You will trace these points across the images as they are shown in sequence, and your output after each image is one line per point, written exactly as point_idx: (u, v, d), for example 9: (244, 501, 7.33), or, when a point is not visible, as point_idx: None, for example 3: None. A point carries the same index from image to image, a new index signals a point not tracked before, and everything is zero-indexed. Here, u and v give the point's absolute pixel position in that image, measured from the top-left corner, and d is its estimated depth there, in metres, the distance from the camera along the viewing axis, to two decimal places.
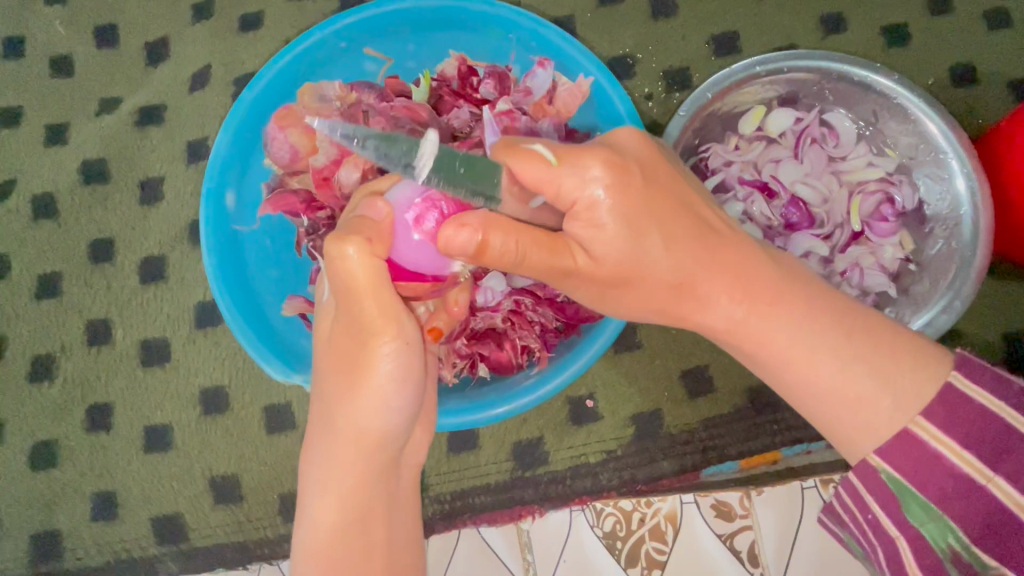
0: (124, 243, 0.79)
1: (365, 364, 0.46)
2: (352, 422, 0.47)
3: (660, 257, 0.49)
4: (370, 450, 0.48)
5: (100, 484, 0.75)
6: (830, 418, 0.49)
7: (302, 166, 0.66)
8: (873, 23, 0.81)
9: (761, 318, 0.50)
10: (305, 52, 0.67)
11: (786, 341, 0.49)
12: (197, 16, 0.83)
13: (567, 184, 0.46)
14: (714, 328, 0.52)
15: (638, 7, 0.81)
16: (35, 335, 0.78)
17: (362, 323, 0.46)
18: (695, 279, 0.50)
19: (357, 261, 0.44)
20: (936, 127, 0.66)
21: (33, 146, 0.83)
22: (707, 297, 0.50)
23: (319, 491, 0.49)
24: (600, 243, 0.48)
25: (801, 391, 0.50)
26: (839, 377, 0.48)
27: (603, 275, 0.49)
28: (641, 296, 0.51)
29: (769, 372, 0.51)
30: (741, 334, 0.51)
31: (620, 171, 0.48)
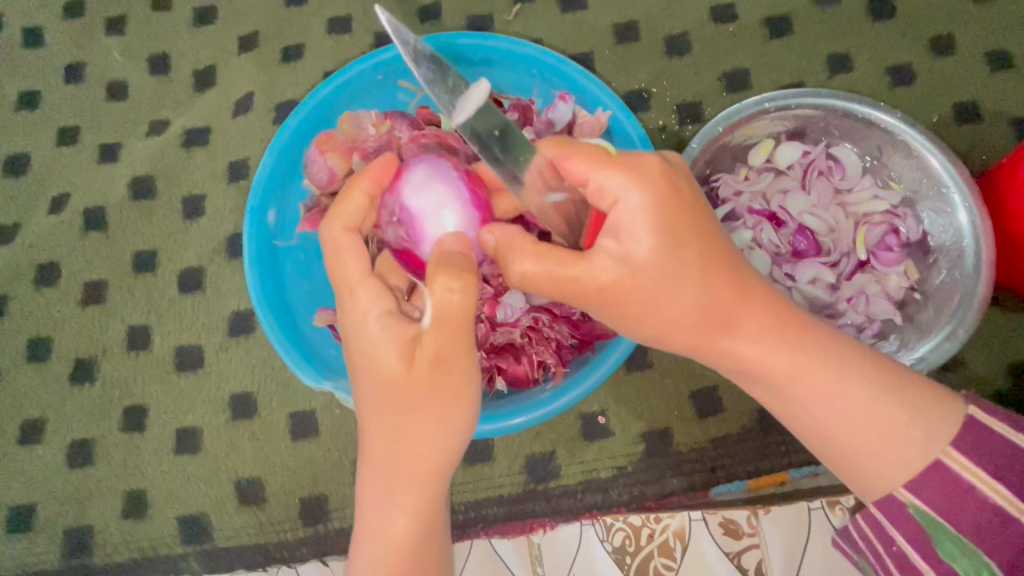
0: (166, 254, 0.85)
1: (455, 388, 0.49)
2: (435, 442, 0.49)
3: (694, 278, 0.51)
4: (447, 468, 0.50)
5: (132, 483, 0.79)
6: (858, 457, 0.52)
7: (337, 187, 0.71)
8: (878, 63, 0.85)
9: (789, 357, 0.53)
10: (344, 83, 0.72)
11: (818, 378, 0.52)
12: (243, 47, 0.90)
13: (610, 183, 0.51)
14: (741, 360, 0.54)
15: (653, 45, 0.86)
16: (79, 339, 0.83)
17: (446, 352, 0.49)
18: (727, 313, 0.52)
19: (459, 299, 0.50)
20: (939, 162, 0.68)
21: (87, 163, 0.89)
22: (738, 326, 0.53)
23: (391, 510, 0.49)
24: (635, 255, 0.50)
25: (825, 427, 0.53)
26: (868, 412, 0.52)
27: (637, 291, 0.51)
28: (680, 319, 0.53)
29: (795, 411, 0.54)
30: (767, 369, 0.53)
31: (656, 191, 0.51)
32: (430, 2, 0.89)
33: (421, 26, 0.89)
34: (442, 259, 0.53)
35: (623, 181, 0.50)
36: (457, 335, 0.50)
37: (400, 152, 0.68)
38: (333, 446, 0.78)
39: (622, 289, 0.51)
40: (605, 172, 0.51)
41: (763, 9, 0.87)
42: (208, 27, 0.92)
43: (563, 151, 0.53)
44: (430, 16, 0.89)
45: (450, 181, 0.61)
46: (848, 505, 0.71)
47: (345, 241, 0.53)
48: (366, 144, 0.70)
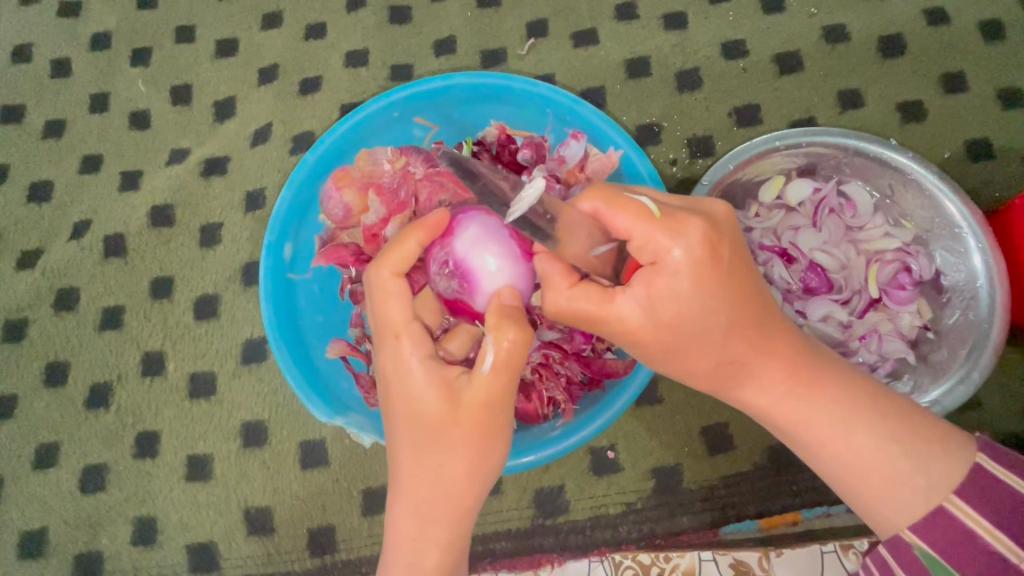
0: (183, 281, 0.86)
1: (494, 432, 0.52)
2: (471, 479, 0.52)
3: (718, 331, 0.51)
4: (477, 504, 0.53)
5: (143, 510, 0.79)
6: (867, 498, 0.53)
7: (353, 222, 0.73)
8: (889, 99, 0.85)
9: (799, 402, 0.54)
10: (360, 122, 0.75)
11: (828, 421, 0.53)
12: (263, 79, 0.93)
13: (657, 243, 0.49)
14: (750, 404, 0.56)
15: (663, 80, 0.87)
16: (96, 364, 0.84)
17: (491, 402, 0.51)
18: (745, 363, 0.53)
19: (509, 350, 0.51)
20: (955, 207, 0.68)
21: (109, 190, 0.91)
22: (752, 375, 0.54)
23: (421, 544, 0.52)
24: (657, 305, 0.50)
25: (836, 467, 0.54)
26: (874, 459, 0.52)
27: (653, 339, 0.52)
28: (698, 364, 0.54)
29: (805, 449, 0.55)
30: (779, 413, 0.55)
31: (695, 251, 0.49)
32: (445, 37, 0.91)
33: (436, 59, 0.91)
34: (500, 310, 0.56)
35: (662, 239, 0.49)
36: (493, 383, 0.51)
37: (416, 191, 0.71)
38: (342, 476, 0.78)
39: (644, 336, 0.52)
40: (654, 230, 0.50)
41: (773, 46, 0.88)
42: (229, 59, 0.94)
43: (613, 206, 0.51)
44: (445, 51, 0.91)
45: (494, 236, 0.62)
46: (861, 549, 0.68)
47: (394, 286, 0.55)
48: (382, 181, 0.72)
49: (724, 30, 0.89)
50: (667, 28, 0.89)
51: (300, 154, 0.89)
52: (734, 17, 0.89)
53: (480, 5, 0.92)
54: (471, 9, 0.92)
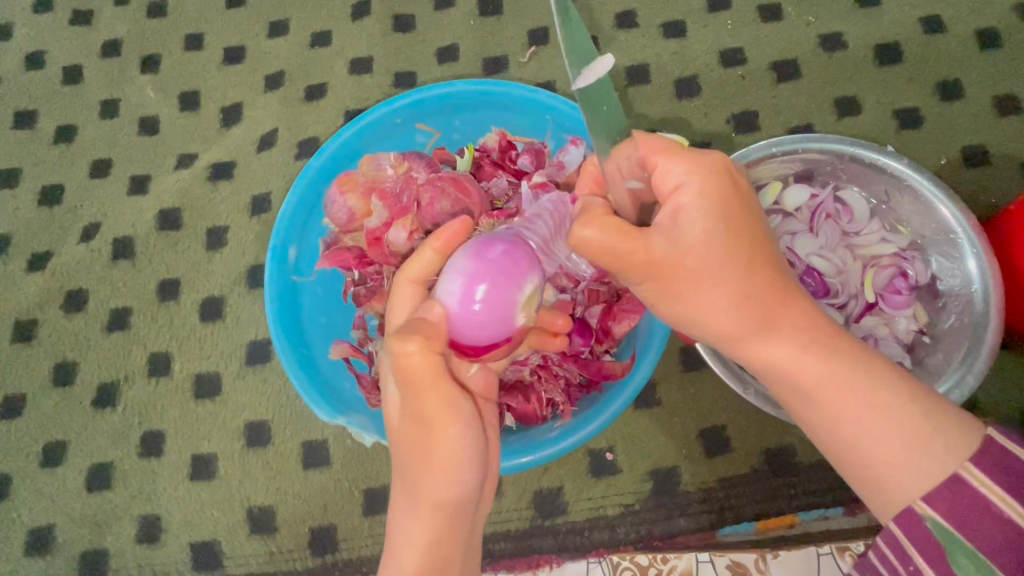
0: (190, 283, 0.88)
1: (443, 436, 0.51)
2: (439, 481, 0.51)
3: (741, 261, 0.51)
4: (452, 507, 0.51)
5: (148, 508, 0.81)
6: (881, 466, 0.50)
7: (357, 226, 0.75)
8: (886, 106, 0.86)
9: (816, 357, 0.51)
10: (364, 128, 0.77)
11: (847, 375, 0.51)
12: (270, 86, 0.95)
13: (674, 170, 0.52)
14: (769, 362, 0.52)
15: (663, 87, 0.89)
16: (103, 364, 0.86)
17: (428, 409, 0.51)
18: (767, 303, 0.51)
19: (417, 356, 0.51)
20: (948, 211, 0.69)
21: (118, 194, 0.93)
22: (776, 325, 0.52)
23: (401, 539, 0.52)
24: (682, 237, 0.50)
25: (851, 439, 0.51)
26: (890, 423, 0.50)
27: (671, 267, 0.51)
28: (715, 304, 0.51)
29: (819, 420, 0.53)
30: (797, 368, 0.52)
31: (716, 185, 0.52)
32: (448, 44, 0.93)
33: (439, 67, 0.93)
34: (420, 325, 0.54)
35: (682, 169, 0.52)
36: (427, 391, 0.51)
37: (418, 196, 0.71)
38: (344, 476, 0.79)
39: (668, 269, 0.51)
40: (672, 161, 0.53)
41: (771, 54, 0.89)
42: (237, 66, 0.96)
43: (649, 140, 0.53)
44: (448, 58, 0.93)
45: (480, 258, 0.58)
46: (857, 551, 0.69)
47: (408, 290, 0.59)
48: (384, 185, 0.73)
49: (722, 38, 0.90)
50: (666, 37, 0.91)
51: (305, 159, 0.91)
52: (732, 25, 0.90)
53: (483, 14, 0.94)
54: (474, 17, 0.94)
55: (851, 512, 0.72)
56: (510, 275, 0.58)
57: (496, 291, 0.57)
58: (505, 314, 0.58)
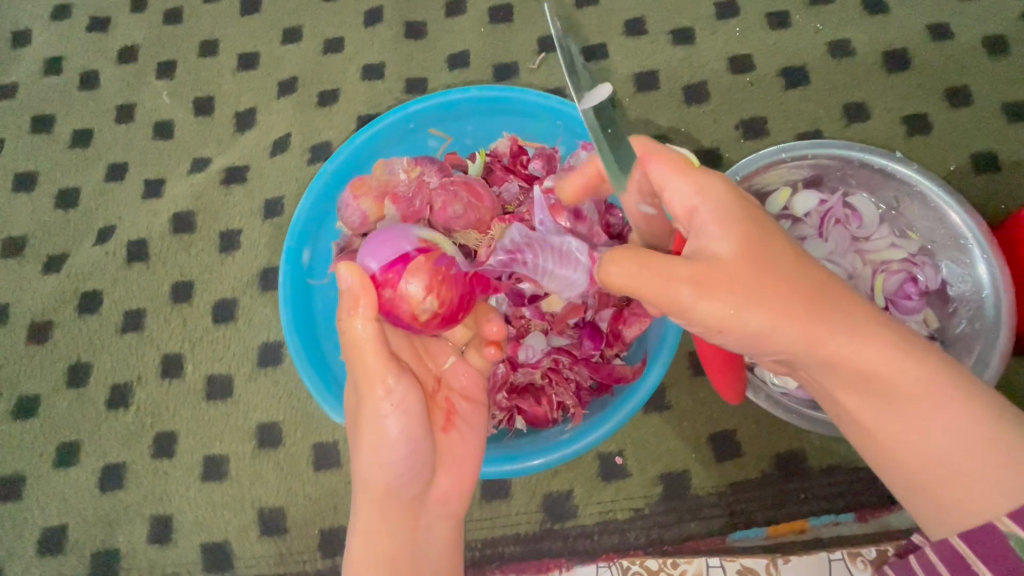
0: (202, 286, 0.89)
1: (370, 413, 0.54)
2: (370, 461, 0.54)
3: (798, 266, 0.49)
4: (385, 486, 0.55)
5: (160, 509, 0.81)
6: (966, 482, 0.48)
7: (370, 230, 0.75)
8: (895, 112, 0.87)
9: (903, 361, 0.48)
10: (378, 133, 0.78)
11: (931, 385, 0.49)
12: (283, 91, 0.96)
13: (678, 190, 0.54)
14: (856, 369, 0.49)
15: (672, 94, 0.90)
16: (117, 365, 0.87)
17: (361, 384, 0.55)
18: (842, 305, 0.49)
19: (356, 329, 0.55)
20: (959, 217, 0.69)
21: (133, 197, 0.94)
22: (859, 327, 0.48)
23: (357, 520, 0.56)
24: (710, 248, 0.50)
25: (933, 451, 0.49)
26: (980, 437, 0.47)
27: (731, 272, 0.48)
28: (792, 309, 0.48)
29: (897, 434, 0.50)
30: (884, 368, 0.49)
31: (731, 204, 0.52)
32: (459, 51, 0.94)
33: (449, 73, 0.94)
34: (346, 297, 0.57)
35: (686, 189, 0.53)
36: (361, 360, 0.55)
37: (431, 200, 0.73)
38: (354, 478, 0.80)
39: (726, 271, 0.48)
40: (672, 183, 0.54)
41: (780, 60, 0.90)
42: (250, 72, 0.98)
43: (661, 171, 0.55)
44: (459, 64, 0.94)
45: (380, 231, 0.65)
46: (869, 557, 0.68)
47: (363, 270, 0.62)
48: (397, 189, 0.73)
49: (731, 45, 0.91)
50: (675, 43, 0.92)
51: (317, 163, 0.92)
52: (741, 32, 0.91)
53: (494, 21, 0.95)
54: (485, 24, 0.95)
55: (863, 518, 0.72)
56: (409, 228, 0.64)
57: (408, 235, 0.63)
58: (412, 250, 0.62)
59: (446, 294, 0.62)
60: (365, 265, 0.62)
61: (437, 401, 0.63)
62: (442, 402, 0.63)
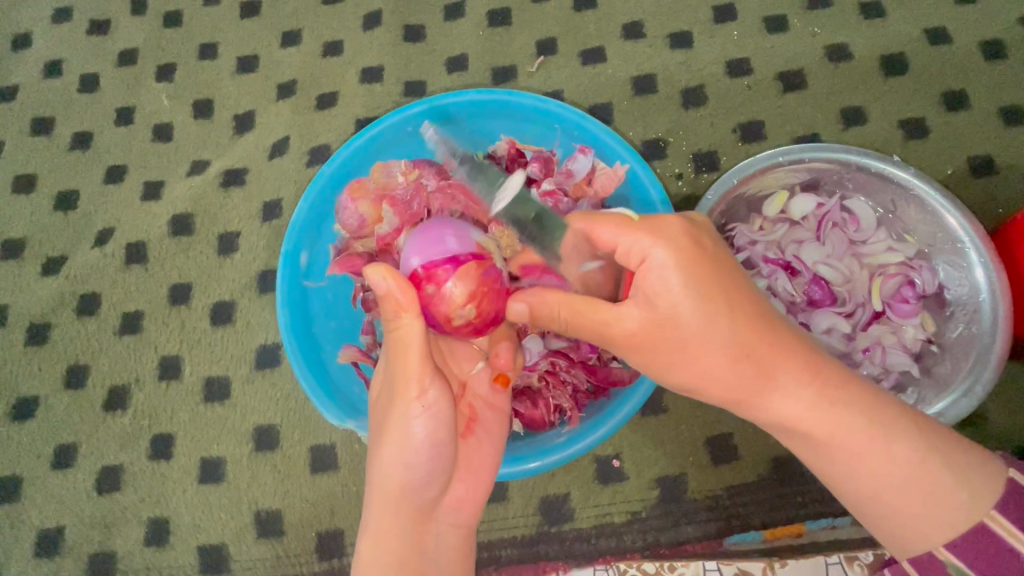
0: (200, 288, 0.89)
1: (402, 414, 0.54)
2: (394, 462, 0.53)
3: (729, 324, 0.51)
4: (406, 488, 0.54)
5: (157, 511, 0.81)
6: (898, 518, 0.52)
7: (367, 232, 0.75)
8: (892, 116, 0.87)
9: (826, 412, 0.51)
10: (376, 135, 0.79)
11: (863, 424, 0.51)
12: (282, 94, 0.96)
13: (640, 244, 0.53)
14: (779, 420, 0.53)
15: (670, 97, 0.90)
16: (115, 367, 0.87)
17: (396, 384, 0.55)
18: (762, 364, 0.51)
19: (403, 326, 0.55)
20: (956, 220, 0.70)
21: (132, 200, 0.94)
22: (776, 385, 0.52)
23: (366, 524, 0.54)
24: (659, 310, 0.52)
25: (867, 491, 0.52)
26: (911, 473, 0.51)
27: (663, 336, 0.52)
28: (728, 363, 0.52)
29: (834, 478, 0.53)
30: (812, 426, 0.52)
31: (681, 259, 0.51)
32: (457, 54, 0.95)
33: (448, 76, 0.94)
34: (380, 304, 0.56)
35: (634, 244, 0.53)
36: (399, 360, 0.55)
37: (428, 203, 0.72)
38: (351, 480, 0.80)
39: (659, 339, 0.53)
40: (620, 241, 0.54)
41: (777, 64, 0.90)
42: (250, 75, 0.98)
43: (596, 223, 0.56)
44: (458, 67, 0.94)
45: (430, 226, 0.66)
46: (866, 562, 0.68)
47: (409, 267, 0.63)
48: (395, 192, 0.74)
49: (729, 49, 0.91)
50: (672, 47, 0.92)
51: (316, 166, 0.92)
52: (738, 36, 0.91)
53: (492, 24, 0.95)
54: (483, 28, 0.95)
55: (860, 521, 0.72)
56: (460, 228, 0.65)
57: (460, 238, 0.63)
58: (460, 249, 0.62)
59: (488, 300, 0.62)
60: (410, 261, 0.63)
61: (460, 407, 0.64)
62: (464, 409, 0.64)
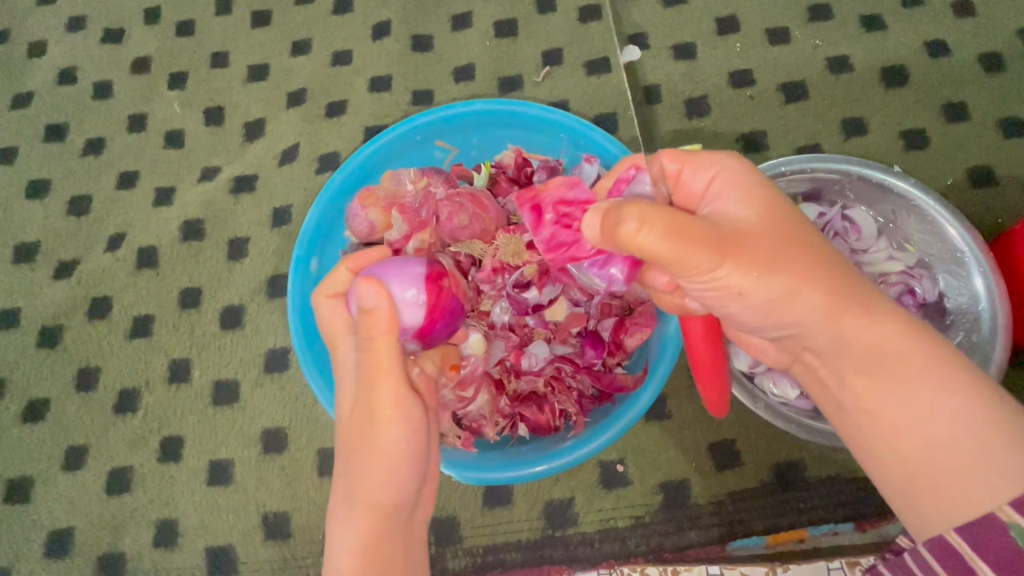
0: (210, 292, 0.90)
1: (389, 425, 0.54)
2: (380, 470, 0.53)
3: (812, 243, 0.51)
4: (392, 499, 0.53)
5: (166, 513, 0.82)
6: (976, 461, 0.48)
7: (377, 238, 0.77)
8: (893, 127, 0.88)
9: (909, 335, 0.51)
10: (386, 144, 0.80)
11: (941, 365, 0.50)
12: (292, 102, 0.98)
13: (706, 168, 0.55)
14: (864, 335, 0.51)
15: (673, 107, 0.91)
16: (125, 370, 0.88)
17: (379, 396, 0.54)
18: (847, 280, 0.51)
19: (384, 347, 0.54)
20: (956, 231, 0.71)
21: (144, 205, 0.96)
22: (859, 298, 0.51)
23: (341, 536, 0.53)
24: (744, 215, 0.51)
25: (941, 428, 0.49)
26: (990, 418, 0.48)
27: (749, 241, 0.49)
28: (807, 275, 0.49)
29: (905, 415, 0.50)
30: (885, 345, 0.51)
31: (754, 179, 0.54)
32: (464, 64, 0.96)
33: (456, 86, 0.96)
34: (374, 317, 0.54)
35: (710, 169, 0.55)
36: (385, 375, 0.54)
37: (437, 210, 0.74)
38: None
39: (748, 241, 0.49)
40: (698, 166, 0.56)
41: (780, 75, 0.91)
42: (261, 83, 1.00)
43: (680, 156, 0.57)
44: (464, 77, 0.96)
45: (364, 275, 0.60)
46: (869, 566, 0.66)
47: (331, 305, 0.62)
48: (404, 200, 0.75)
49: (732, 60, 0.93)
50: (676, 58, 0.93)
51: (325, 173, 0.94)
52: (741, 48, 0.93)
53: (499, 35, 0.97)
54: (490, 38, 0.97)
55: (862, 527, 0.72)
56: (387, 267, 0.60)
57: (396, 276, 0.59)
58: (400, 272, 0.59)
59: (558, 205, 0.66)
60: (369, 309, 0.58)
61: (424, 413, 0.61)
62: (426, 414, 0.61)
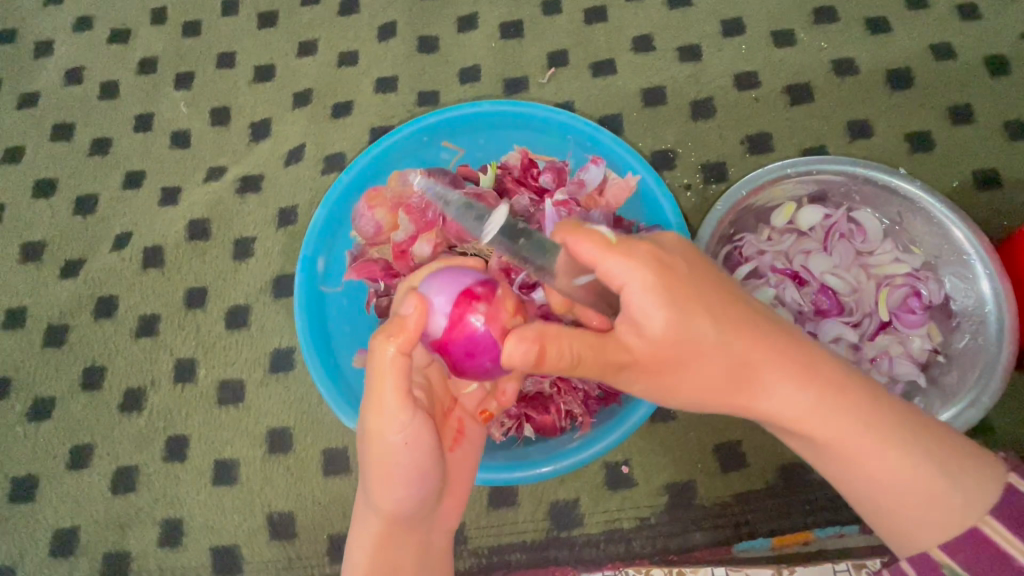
0: (216, 292, 0.90)
1: (387, 444, 0.50)
2: (382, 488, 0.51)
3: (721, 333, 0.50)
4: (398, 511, 0.52)
5: (171, 512, 0.82)
6: (897, 509, 0.52)
7: (384, 238, 0.77)
8: (898, 129, 0.88)
9: (828, 414, 0.51)
10: (392, 145, 0.81)
11: (860, 429, 0.51)
12: (298, 102, 0.98)
13: (612, 268, 0.49)
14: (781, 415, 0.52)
15: (678, 109, 0.91)
16: (130, 369, 0.88)
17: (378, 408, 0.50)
18: (757, 368, 0.51)
19: (392, 358, 0.49)
20: (961, 232, 0.71)
21: (150, 204, 0.96)
22: (767, 384, 0.51)
23: (356, 541, 0.54)
24: (652, 326, 0.49)
25: (868, 483, 0.52)
26: (911, 474, 0.51)
27: (657, 359, 0.51)
28: (709, 377, 0.52)
29: (838, 475, 0.54)
30: (808, 421, 0.52)
31: (663, 272, 0.49)
32: (469, 66, 0.97)
33: (461, 87, 0.96)
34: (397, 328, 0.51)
35: (627, 265, 0.49)
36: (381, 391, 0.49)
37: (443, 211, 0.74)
38: None
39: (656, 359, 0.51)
40: (610, 259, 0.49)
41: (785, 77, 0.92)
42: (267, 84, 1.00)
43: (575, 233, 0.50)
44: (470, 78, 0.96)
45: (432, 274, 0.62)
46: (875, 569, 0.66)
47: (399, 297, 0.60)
48: (410, 201, 0.75)
49: (737, 62, 0.93)
50: (681, 60, 0.94)
51: (330, 174, 0.94)
52: (746, 50, 0.93)
53: (505, 36, 0.97)
54: (496, 39, 0.97)
55: (867, 530, 0.73)
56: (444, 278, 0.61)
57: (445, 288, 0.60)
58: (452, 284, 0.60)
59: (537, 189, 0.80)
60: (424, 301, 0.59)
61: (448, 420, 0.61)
62: (452, 423, 0.61)
